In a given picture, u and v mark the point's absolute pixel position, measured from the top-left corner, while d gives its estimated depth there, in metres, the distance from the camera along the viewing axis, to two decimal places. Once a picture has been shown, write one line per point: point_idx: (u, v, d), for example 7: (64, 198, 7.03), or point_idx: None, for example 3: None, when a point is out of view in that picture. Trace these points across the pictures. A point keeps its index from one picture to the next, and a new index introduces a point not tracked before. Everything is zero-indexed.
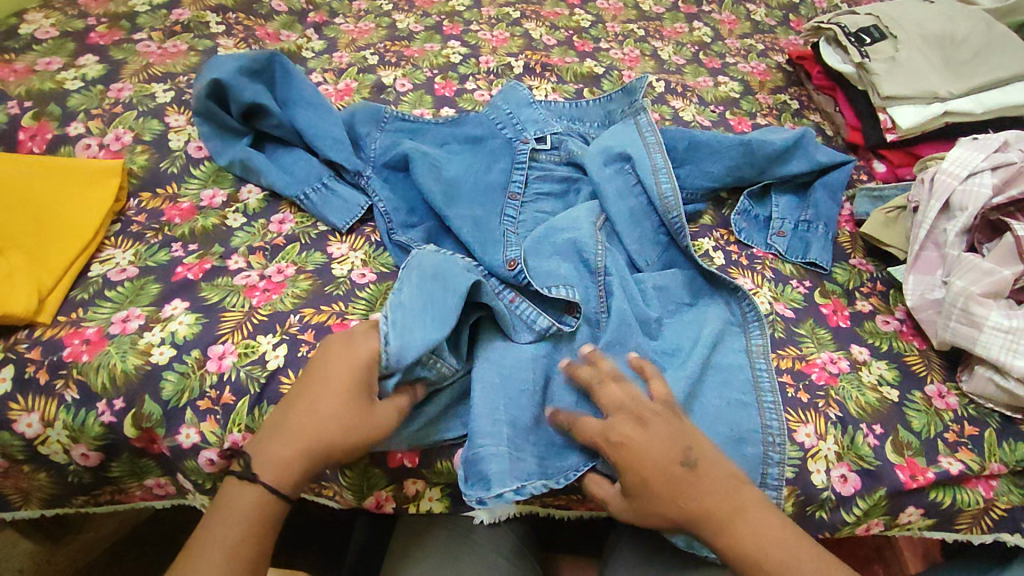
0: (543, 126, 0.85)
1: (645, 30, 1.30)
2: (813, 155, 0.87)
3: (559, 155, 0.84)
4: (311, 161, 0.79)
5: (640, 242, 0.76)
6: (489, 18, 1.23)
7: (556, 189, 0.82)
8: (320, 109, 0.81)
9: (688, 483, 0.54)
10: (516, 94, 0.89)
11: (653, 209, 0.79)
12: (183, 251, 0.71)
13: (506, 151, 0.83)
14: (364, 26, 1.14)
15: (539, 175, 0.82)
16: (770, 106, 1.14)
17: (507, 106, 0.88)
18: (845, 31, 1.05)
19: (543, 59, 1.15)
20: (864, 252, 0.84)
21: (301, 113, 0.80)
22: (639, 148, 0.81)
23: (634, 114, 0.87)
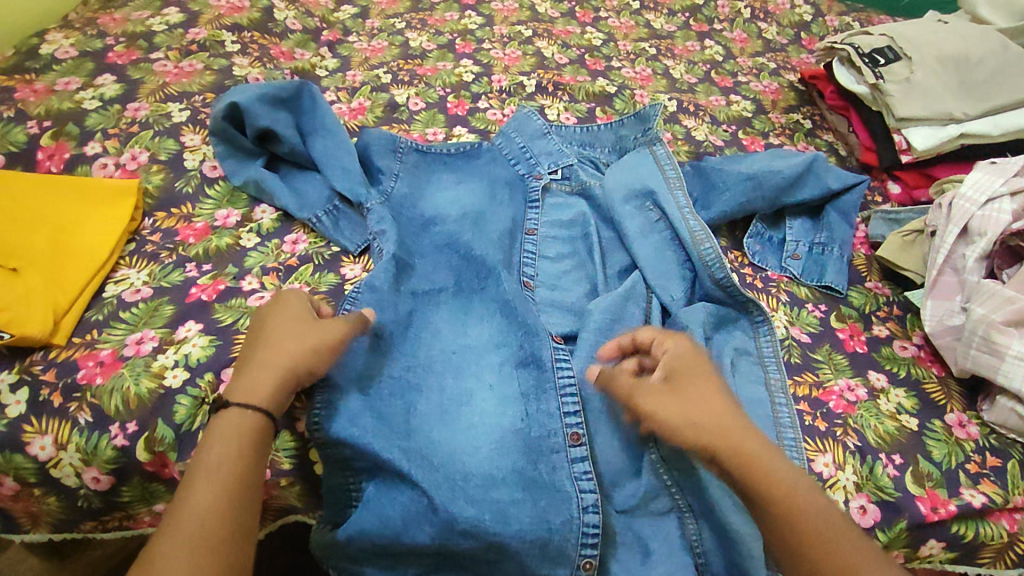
0: (557, 159, 0.90)
1: (657, 48, 1.30)
2: (824, 180, 0.88)
3: (570, 186, 0.90)
4: (324, 183, 0.79)
5: (665, 276, 0.76)
6: (501, 36, 1.24)
7: (565, 230, 0.83)
8: (336, 135, 0.81)
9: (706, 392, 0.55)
10: (529, 124, 0.93)
11: (677, 243, 0.79)
12: (197, 272, 0.71)
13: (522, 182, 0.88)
14: (377, 45, 1.16)
15: (557, 210, 0.86)
16: (782, 126, 1.14)
17: (520, 138, 0.92)
18: (859, 51, 1.05)
19: (556, 77, 1.15)
20: (879, 275, 0.84)
21: (318, 136, 0.81)
22: (655, 180, 0.83)
23: (648, 144, 0.91)
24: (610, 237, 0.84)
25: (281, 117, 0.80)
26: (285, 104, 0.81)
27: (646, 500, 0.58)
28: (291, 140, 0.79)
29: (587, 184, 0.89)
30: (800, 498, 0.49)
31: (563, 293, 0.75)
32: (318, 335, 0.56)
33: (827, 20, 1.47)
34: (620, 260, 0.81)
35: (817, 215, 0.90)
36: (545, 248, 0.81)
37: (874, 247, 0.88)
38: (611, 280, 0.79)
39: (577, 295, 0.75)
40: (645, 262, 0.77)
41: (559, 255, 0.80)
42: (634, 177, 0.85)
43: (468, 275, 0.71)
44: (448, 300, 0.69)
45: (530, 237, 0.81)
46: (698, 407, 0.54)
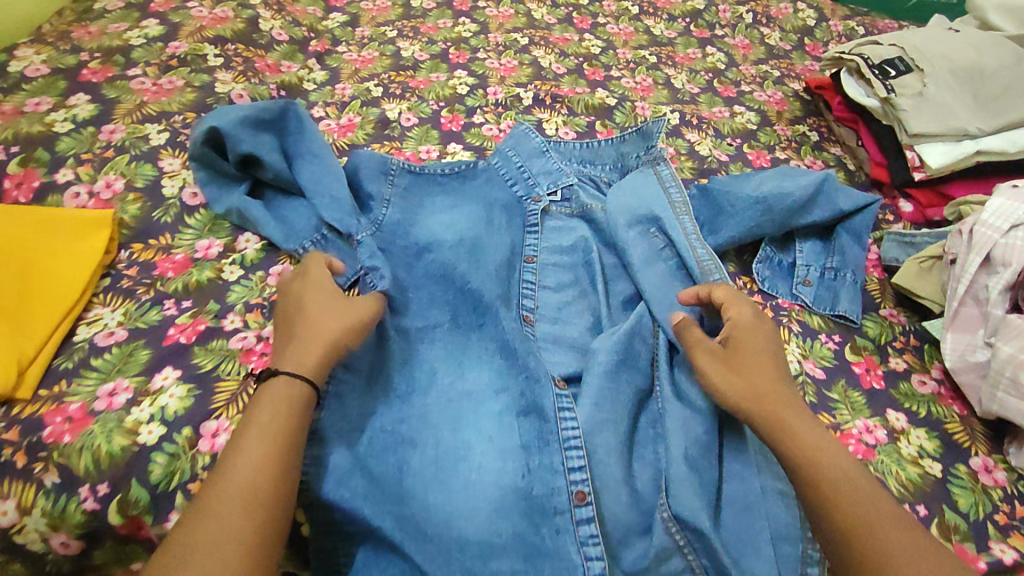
0: (557, 178, 0.88)
1: (657, 56, 1.26)
2: (837, 199, 0.84)
3: (570, 208, 0.87)
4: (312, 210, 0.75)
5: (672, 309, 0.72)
6: (496, 45, 1.20)
7: (565, 258, 0.80)
8: (325, 160, 0.77)
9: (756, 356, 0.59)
10: (527, 142, 0.90)
11: (684, 272, 0.76)
12: (176, 309, 0.66)
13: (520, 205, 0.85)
14: (368, 55, 1.12)
15: (558, 234, 0.83)
16: (789, 138, 1.11)
17: (517, 157, 0.89)
18: (869, 61, 1.01)
19: (553, 89, 1.11)
20: (894, 302, 0.80)
21: (304, 160, 0.77)
22: (660, 204, 0.81)
23: (653, 163, 0.88)
24: (613, 265, 0.81)
25: (264, 140, 0.76)
26: (268, 126, 0.77)
27: (657, 563, 0.53)
28: (274, 165, 0.75)
29: (590, 208, 0.86)
30: (822, 454, 0.50)
31: (565, 326, 0.72)
32: (354, 318, 0.58)
33: (831, 25, 1.44)
34: (624, 289, 0.78)
35: (828, 236, 0.86)
36: (545, 276, 0.77)
37: (886, 270, 0.85)
38: (615, 311, 0.75)
39: (580, 328, 0.72)
40: (651, 292, 0.73)
41: (560, 284, 0.77)
42: (638, 200, 0.82)
43: (465, 309, 0.68)
44: (444, 337, 0.65)
45: (529, 264, 0.78)
46: (746, 372, 0.57)
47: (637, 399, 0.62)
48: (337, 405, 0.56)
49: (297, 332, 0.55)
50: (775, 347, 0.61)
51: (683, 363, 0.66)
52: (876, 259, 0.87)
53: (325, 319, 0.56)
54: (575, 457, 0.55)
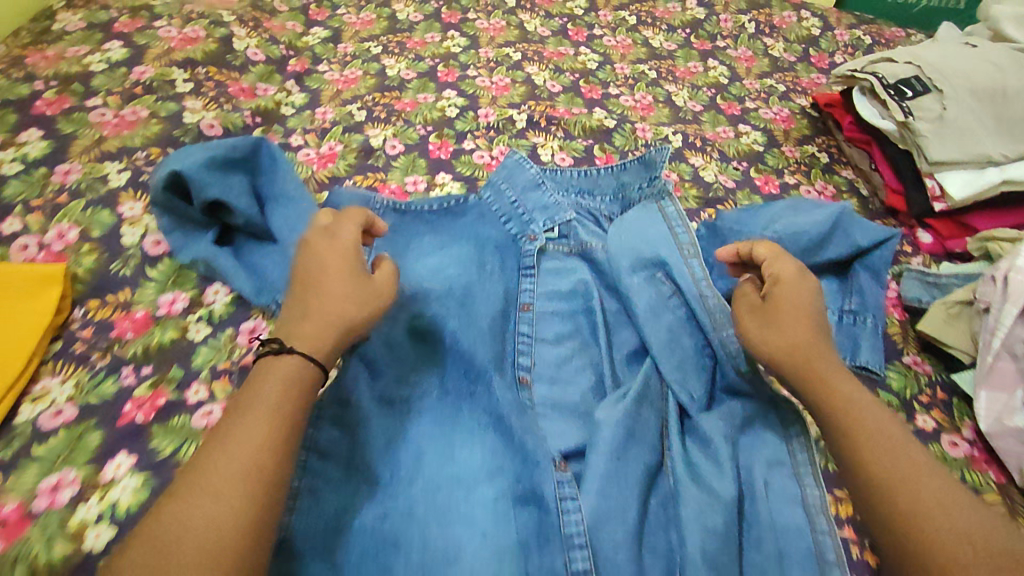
0: (554, 213, 0.81)
1: (657, 71, 1.19)
2: (852, 236, 0.79)
3: (569, 245, 0.81)
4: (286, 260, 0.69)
5: (681, 371, 0.66)
6: (487, 61, 1.14)
7: (564, 305, 0.74)
8: (300, 204, 0.71)
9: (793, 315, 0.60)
10: (521, 172, 0.83)
11: (694, 323, 0.70)
12: (134, 377, 0.61)
13: (514, 244, 0.78)
14: (351, 74, 1.06)
15: (557, 278, 0.77)
16: (797, 161, 1.05)
17: (511, 190, 0.81)
18: (882, 82, 0.95)
19: (548, 109, 1.05)
20: (918, 347, 0.75)
21: (278, 203, 0.71)
22: (666, 244, 0.74)
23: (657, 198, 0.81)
24: (616, 312, 0.74)
25: (233, 182, 0.69)
26: (239, 166, 0.70)
27: None
28: (245, 209, 0.68)
29: (591, 246, 0.80)
30: (863, 417, 0.53)
31: (564, 388, 0.66)
32: (370, 299, 0.56)
33: (836, 34, 1.37)
34: (628, 340, 0.72)
35: (843, 274, 0.81)
36: (541, 330, 0.72)
37: (908, 311, 0.80)
38: (618, 367, 0.69)
39: (580, 390, 0.66)
40: (658, 348, 0.67)
41: (558, 337, 0.71)
42: (641, 239, 0.75)
43: (454, 376, 0.62)
44: (432, 408, 0.59)
45: (526, 313, 0.72)
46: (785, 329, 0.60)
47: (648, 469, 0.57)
48: (312, 504, 0.51)
49: (311, 303, 0.53)
50: (816, 304, 0.62)
51: (696, 433, 0.61)
52: (896, 298, 0.81)
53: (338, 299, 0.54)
54: (576, 543, 0.52)
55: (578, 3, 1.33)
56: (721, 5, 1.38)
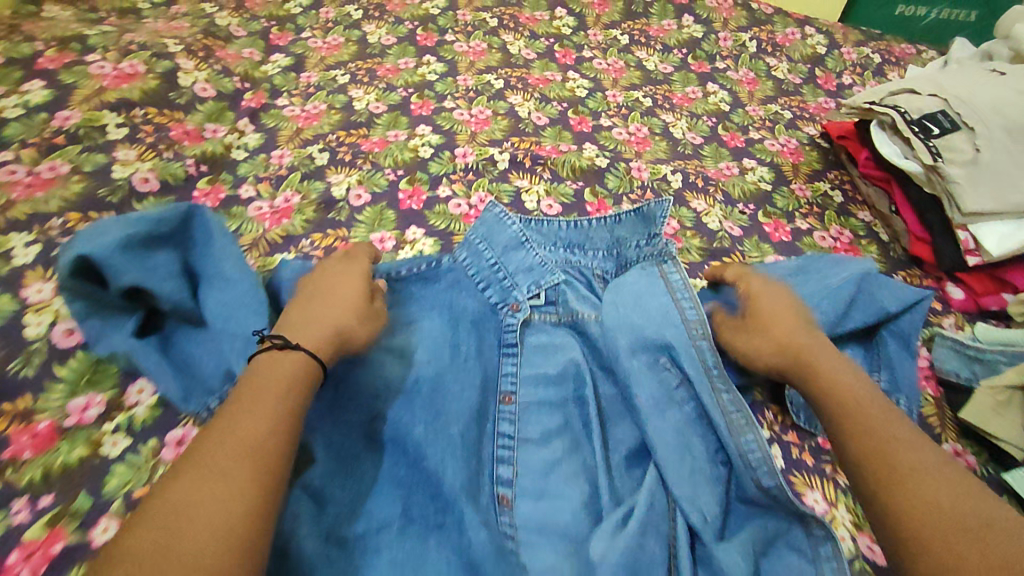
0: (539, 276, 0.71)
1: (653, 97, 1.09)
2: (872, 303, 0.72)
3: (557, 314, 0.71)
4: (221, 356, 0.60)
5: (693, 483, 0.56)
6: (466, 90, 1.04)
7: (552, 390, 0.64)
8: (239, 286, 0.61)
9: (776, 325, 0.65)
10: (501, 230, 0.73)
11: (704, 422, 0.61)
12: (28, 511, 0.51)
13: (494, 316, 0.69)
14: (313, 109, 0.96)
15: (544, 356, 0.67)
16: (809, 201, 0.95)
17: (490, 252, 0.72)
18: (905, 116, 0.85)
19: (533, 147, 0.95)
20: (956, 433, 0.68)
21: (213, 283, 0.61)
22: (671, 325, 0.65)
23: (657, 261, 0.71)
24: (613, 399, 0.65)
25: (157, 262, 0.58)
26: (165, 240, 0.60)
27: None
28: (172, 294, 0.58)
29: (582, 318, 0.70)
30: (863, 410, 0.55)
31: (552, 504, 0.56)
32: (369, 317, 0.60)
33: (844, 51, 1.27)
34: (628, 435, 0.62)
35: (870, 343, 0.74)
36: (525, 423, 0.62)
37: (943, 384, 0.73)
38: (615, 471, 0.60)
39: (572, 503, 0.56)
40: (664, 453, 0.58)
41: (546, 433, 0.61)
42: (640, 314, 0.66)
43: (420, 502, 0.52)
44: (394, 547, 0.49)
45: (507, 406, 0.62)
46: (771, 332, 0.64)
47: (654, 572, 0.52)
48: None
49: (314, 309, 0.57)
50: (795, 310, 0.66)
51: (708, 563, 0.52)
52: (928, 367, 0.74)
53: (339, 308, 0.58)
54: None
55: (565, 21, 1.23)
56: (720, 20, 1.28)
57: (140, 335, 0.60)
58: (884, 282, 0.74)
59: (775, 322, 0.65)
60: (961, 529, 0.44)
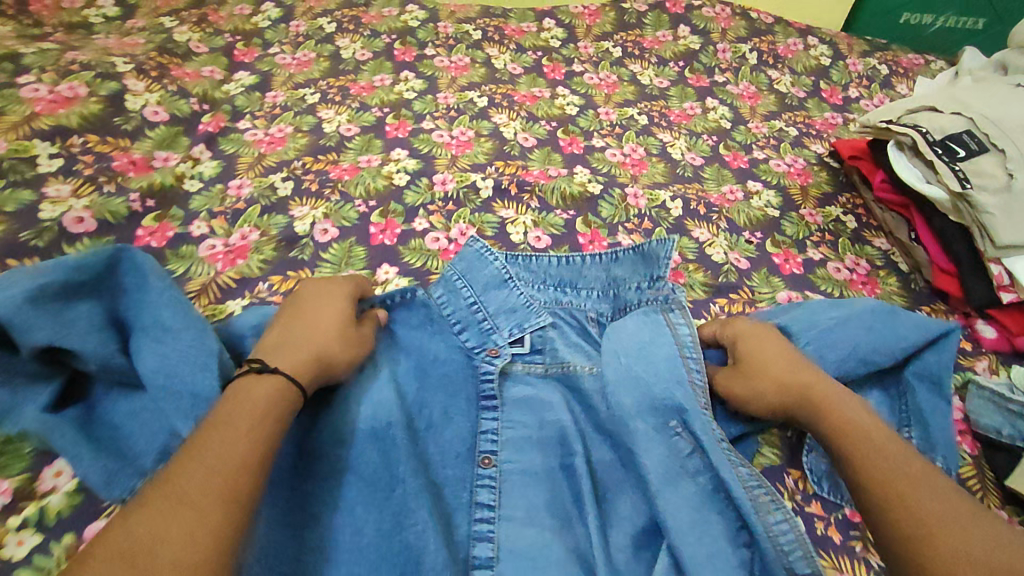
0: (522, 320, 0.64)
1: (648, 115, 1.01)
2: (877, 348, 0.64)
3: (543, 364, 0.62)
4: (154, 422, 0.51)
5: (716, 574, 0.47)
6: (446, 109, 0.96)
7: (541, 458, 0.55)
8: (173, 335, 0.51)
9: (780, 356, 0.58)
10: (480, 271, 0.67)
11: (722, 495, 0.52)
12: None
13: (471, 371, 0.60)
14: (278, 132, 0.88)
15: (530, 412, 0.58)
16: (821, 228, 0.87)
17: (469, 292, 0.65)
18: (927, 137, 0.78)
19: (520, 172, 0.87)
20: (999, 499, 0.61)
21: (145, 336, 0.51)
22: (681, 384, 0.57)
23: (663, 309, 0.64)
24: (613, 463, 0.56)
25: (78, 314, 0.50)
26: (87, 289, 0.51)
27: None
28: (98, 350, 0.50)
29: (572, 366, 0.61)
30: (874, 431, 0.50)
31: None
32: (353, 339, 0.54)
33: (849, 62, 1.20)
34: (631, 510, 0.53)
35: (896, 389, 0.67)
36: (509, 497, 0.53)
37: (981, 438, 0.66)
38: (621, 553, 0.51)
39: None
40: (679, 534, 0.49)
41: (531, 508, 0.52)
42: (648, 368, 0.58)
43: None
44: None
45: (486, 470, 0.54)
46: (755, 381, 0.58)
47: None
48: None
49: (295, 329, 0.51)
50: (786, 351, 0.59)
51: None
52: (963, 420, 0.67)
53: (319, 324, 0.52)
54: None
55: (554, 33, 1.15)
56: (717, 31, 1.20)
57: (56, 408, 0.50)
58: (902, 314, 0.66)
59: (775, 359, 0.58)
60: (998, 548, 0.39)
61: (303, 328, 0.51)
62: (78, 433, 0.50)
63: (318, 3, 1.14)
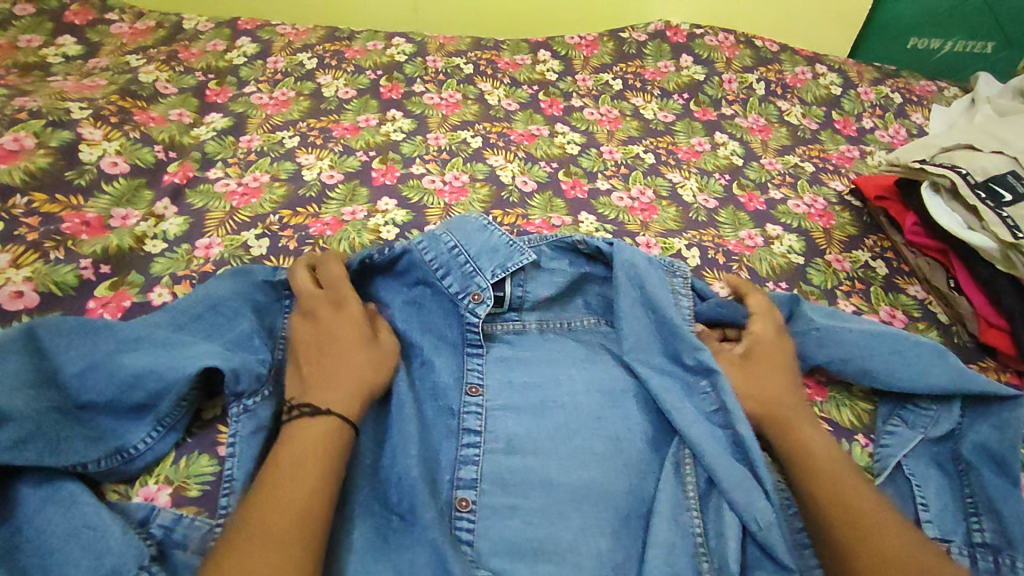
0: (504, 259, 0.64)
1: (654, 152, 0.94)
2: (893, 371, 0.63)
3: (519, 322, 0.66)
4: (95, 533, 0.45)
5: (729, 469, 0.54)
6: (438, 151, 0.88)
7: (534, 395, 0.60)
8: (117, 371, 0.50)
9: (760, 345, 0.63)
10: (463, 227, 0.67)
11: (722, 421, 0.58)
12: None
13: (457, 318, 0.63)
14: (252, 182, 0.80)
15: (543, 348, 0.64)
16: (850, 275, 0.79)
17: (449, 236, 0.66)
18: (968, 179, 0.72)
19: (520, 222, 0.79)
20: None
21: (90, 382, 0.50)
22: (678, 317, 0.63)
23: (668, 272, 0.67)
24: (613, 383, 0.61)
25: (7, 371, 0.48)
26: (8, 352, 0.49)
27: None
28: (19, 420, 0.46)
29: (568, 312, 0.68)
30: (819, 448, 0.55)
31: (528, 519, 0.52)
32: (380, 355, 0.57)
33: (861, 91, 1.14)
34: (625, 421, 0.59)
35: (956, 466, 0.60)
36: (504, 430, 0.57)
37: None
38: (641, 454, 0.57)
39: (559, 507, 0.53)
40: (698, 442, 0.55)
41: (534, 433, 0.58)
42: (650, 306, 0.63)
43: (383, 514, 0.51)
44: (342, 558, 0.48)
45: (473, 399, 0.59)
46: (762, 382, 0.60)
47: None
48: None
49: (327, 366, 0.54)
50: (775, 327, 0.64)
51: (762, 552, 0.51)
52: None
53: (349, 351, 0.55)
54: None
55: (550, 66, 1.09)
56: (722, 60, 1.14)
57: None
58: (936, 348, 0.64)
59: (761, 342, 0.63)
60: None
61: (338, 361, 0.54)
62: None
63: (297, 38, 1.07)
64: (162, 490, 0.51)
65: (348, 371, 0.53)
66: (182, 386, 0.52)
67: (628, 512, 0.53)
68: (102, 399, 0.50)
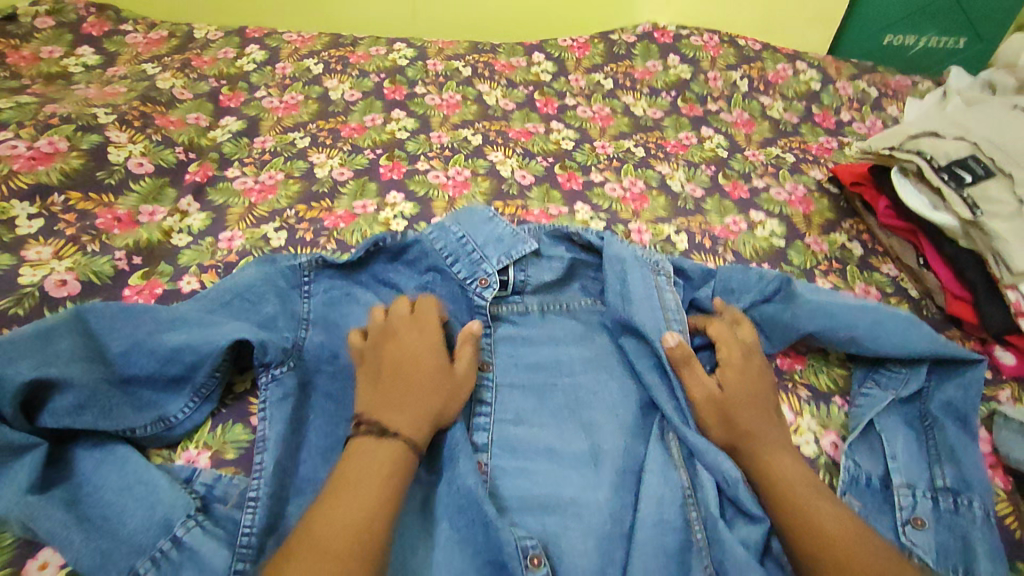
0: (509, 247, 0.70)
1: (644, 146, 1.00)
2: (876, 338, 0.67)
3: (523, 304, 0.71)
4: (148, 487, 0.50)
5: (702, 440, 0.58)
6: (441, 148, 0.94)
7: (535, 374, 0.66)
8: (159, 348, 0.55)
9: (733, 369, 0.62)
10: (471, 216, 0.72)
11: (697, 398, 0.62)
12: None
13: (466, 301, 0.68)
14: (269, 179, 0.85)
15: (545, 328, 0.69)
16: (828, 256, 0.85)
17: (459, 228, 0.71)
18: (931, 163, 0.78)
19: (520, 212, 0.85)
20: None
21: (133, 358, 0.55)
22: (653, 307, 0.67)
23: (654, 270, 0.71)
24: (607, 359, 0.67)
25: (61, 348, 0.53)
26: (57, 332, 0.53)
27: None
28: (77, 390, 0.52)
29: (567, 293, 0.73)
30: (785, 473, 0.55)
31: (535, 479, 0.58)
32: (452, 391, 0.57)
33: (839, 86, 1.20)
34: (620, 390, 0.64)
35: (922, 421, 0.66)
36: (513, 404, 0.63)
37: (1013, 473, 0.63)
38: (633, 418, 0.62)
39: (560, 472, 0.58)
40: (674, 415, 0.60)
41: (537, 408, 0.63)
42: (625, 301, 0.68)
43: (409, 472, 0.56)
44: None
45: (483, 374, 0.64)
46: (736, 418, 0.58)
47: (664, 535, 0.53)
48: None
49: (409, 391, 0.55)
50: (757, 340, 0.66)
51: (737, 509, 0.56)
52: (993, 453, 0.65)
53: (430, 386, 0.55)
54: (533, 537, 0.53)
55: (544, 67, 1.15)
56: (707, 59, 1.20)
57: (41, 490, 0.49)
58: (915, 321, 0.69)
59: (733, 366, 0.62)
60: None
61: (418, 392, 0.55)
62: (68, 513, 0.48)
63: (303, 45, 1.12)
64: (202, 454, 0.56)
65: (424, 403, 0.54)
66: (216, 358, 0.57)
67: (623, 468, 0.58)
68: (145, 372, 0.55)
